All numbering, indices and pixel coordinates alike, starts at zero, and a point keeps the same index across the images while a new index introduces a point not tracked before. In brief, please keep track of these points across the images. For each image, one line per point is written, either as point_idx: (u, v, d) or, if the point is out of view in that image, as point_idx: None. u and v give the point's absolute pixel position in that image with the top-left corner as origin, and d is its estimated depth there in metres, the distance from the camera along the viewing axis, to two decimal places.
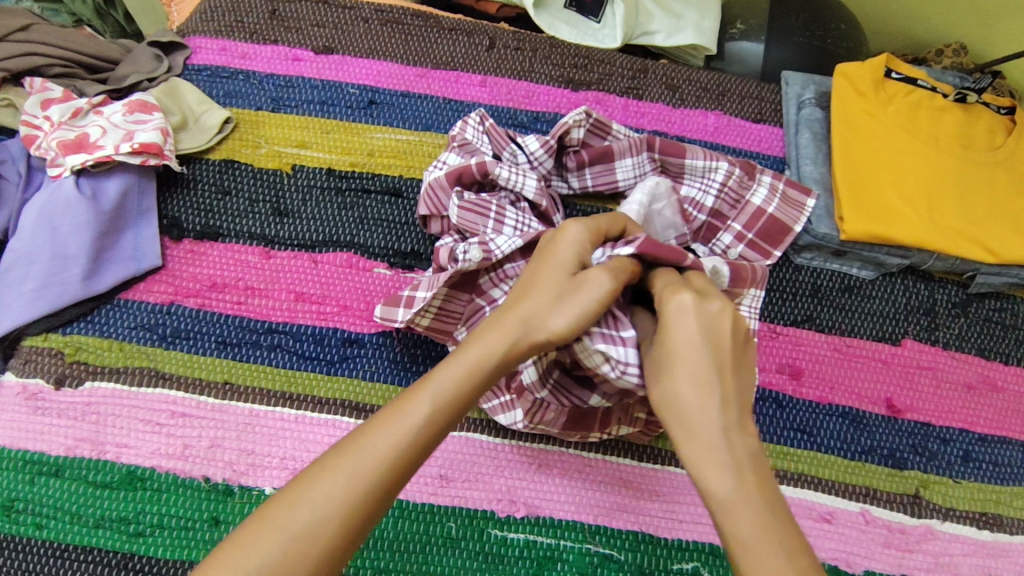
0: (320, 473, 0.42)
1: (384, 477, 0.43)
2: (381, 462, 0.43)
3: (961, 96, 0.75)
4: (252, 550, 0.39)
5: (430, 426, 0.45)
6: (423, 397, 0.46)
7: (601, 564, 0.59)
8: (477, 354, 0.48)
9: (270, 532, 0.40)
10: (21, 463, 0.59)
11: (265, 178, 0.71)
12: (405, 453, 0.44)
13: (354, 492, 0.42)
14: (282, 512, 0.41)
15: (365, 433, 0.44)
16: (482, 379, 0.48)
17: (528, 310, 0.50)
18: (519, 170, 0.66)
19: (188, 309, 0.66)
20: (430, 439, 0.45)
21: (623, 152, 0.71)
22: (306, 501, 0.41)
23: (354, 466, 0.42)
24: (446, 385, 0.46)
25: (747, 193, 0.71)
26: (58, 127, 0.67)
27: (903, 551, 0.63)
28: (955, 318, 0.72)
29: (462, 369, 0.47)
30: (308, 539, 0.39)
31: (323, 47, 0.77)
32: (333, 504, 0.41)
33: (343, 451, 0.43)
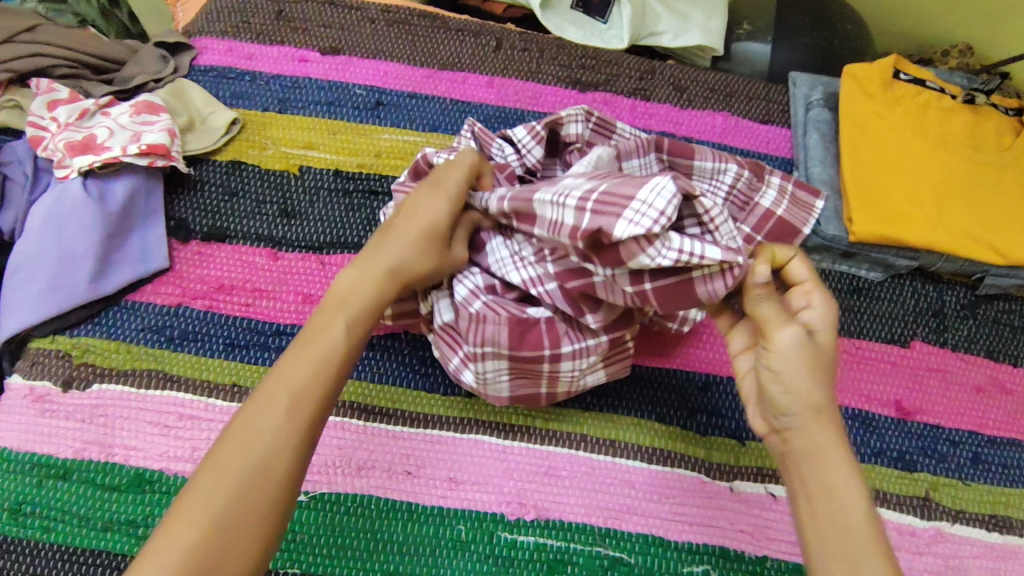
0: (259, 409, 0.44)
1: (323, 395, 0.46)
2: (318, 391, 0.46)
3: (969, 97, 0.75)
4: (217, 482, 0.42)
5: (347, 352, 0.48)
6: (337, 326, 0.49)
7: (612, 566, 0.59)
8: (370, 290, 0.51)
9: (234, 470, 0.42)
10: (29, 466, 0.59)
11: (272, 179, 0.71)
12: (330, 380, 0.47)
13: (295, 418, 0.45)
14: (233, 453, 0.43)
15: (288, 368, 0.46)
16: (381, 304, 0.52)
17: (405, 253, 0.53)
18: (456, 158, 0.61)
19: (196, 310, 0.65)
20: (353, 356, 0.49)
21: (629, 152, 0.67)
22: (254, 440, 0.43)
23: (291, 401, 0.45)
24: (352, 317, 0.50)
25: (757, 195, 0.70)
26: (65, 128, 0.66)
27: (914, 554, 0.62)
28: (964, 319, 0.72)
29: (354, 307, 0.50)
30: (265, 471, 0.43)
31: (330, 47, 0.77)
32: (280, 432, 0.44)
33: (275, 387, 0.45)
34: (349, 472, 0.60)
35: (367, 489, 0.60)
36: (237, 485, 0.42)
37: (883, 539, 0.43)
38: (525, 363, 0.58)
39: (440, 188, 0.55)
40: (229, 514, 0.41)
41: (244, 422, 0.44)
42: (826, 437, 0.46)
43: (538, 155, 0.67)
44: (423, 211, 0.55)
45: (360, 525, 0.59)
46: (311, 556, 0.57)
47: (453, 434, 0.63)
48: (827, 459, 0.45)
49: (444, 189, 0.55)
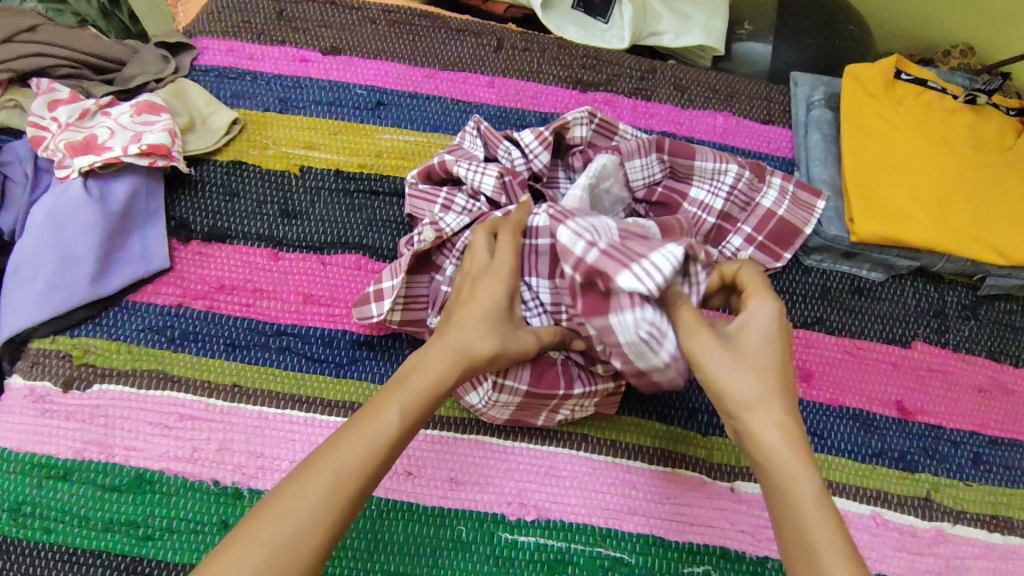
0: (299, 486, 0.42)
1: (362, 483, 0.43)
2: (362, 469, 0.44)
3: (971, 97, 0.75)
4: (244, 560, 0.39)
5: (399, 437, 0.46)
6: (392, 406, 0.46)
7: (613, 567, 0.59)
8: (432, 373, 0.49)
9: (261, 545, 0.39)
10: (30, 467, 0.59)
11: (273, 180, 0.71)
12: (379, 462, 0.44)
13: (333, 497, 0.42)
14: (267, 523, 0.40)
15: (338, 445, 0.44)
16: (440, 389, 0.49)
17: (466, 335, 0.51)
18: (478, 166, 0.64)
19: (196, 311, 0.65)
20: (400, 444, 0.46)
21: (632, 153, 0.69)
22: (290, 514, 0.41)
23: (332, 479, 0.42)
24: (411, 399, 0.47)
25: (757, 196, 0.71)
26: (66, 128, 0.66)
27: (915, 554, 0.62)
28: (965, 320, 0.72)
29: (418, 387, 0.48)
30: (295, 549, 0.40)
31: (330, 47, 0.77)
32: (316, 515, 0.41)
33: (318, 463, 0.43)
34: None
35: None
36: (262, 562, 0.39)
37: (846, 540, 0.41)
38: (535, 398, 0.59)
39: (496, 272, 0.55)
40: None
41: (282, 496, 0.42)
42: (768, 435, 0.45)
43: (544, 160, 0.68)
44: (487, 296, 0.53)
45: (361, 526, 0.59)
46: None
47: (454, 435, 0.63)
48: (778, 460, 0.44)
49: (495, 268, 0.55)
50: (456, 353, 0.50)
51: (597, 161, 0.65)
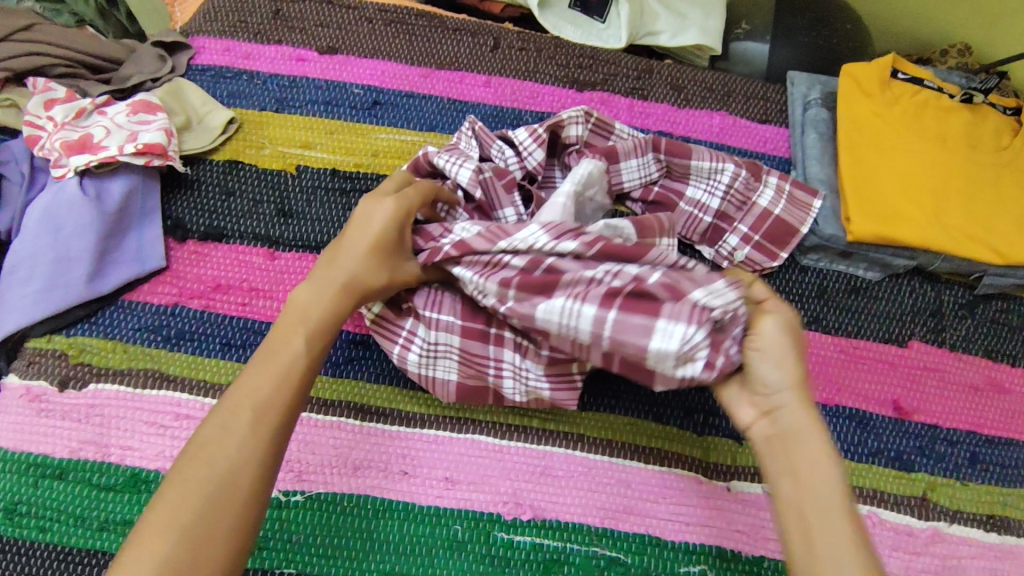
0: (222, 421, 0.44)
1: (288, 402, 0.46)
2: (282, 394, 0.46)
3: (968, 97, 0.75)
4: (185, 493, 0.41)
5: (308, 362, 0.49)
6: (298, 336, 0.49)
7: (609, 567, 0.59)
8: (328, 301, 0.51)
9: (198, 479, 0.41)
10: (24, 466, 0.59)
11: (269, 179, 0.71)
12: (296, 385, 0.47)
13: (259, 427, 0.44)
14: (195, 466, 0.42)
15: (250, 379, 0.46)
16: (340, 316, 0.52)
17: (357, 265, 0.54)
18: (458, 160, 0.64)
19: (192, 310, 0.65)
20: (313, 367, 0.49)
21: (628, 153, 0.70)
22: (216, 451, 0.43)
23: (255, 405, 0.45)
24: (314, 326, 0.50)
25: (754, 195, 0.71)
26: (62, 127, 0.66)
27: (912, 554, 0.62)
28: (962, 319, 0.72)
29: (317, 319, 0.51)
30: (229, 480, 0.42)
31: (327, 46, 0.77)
32: (245, 440, 0.44)
33: (237, 399, 0.45)
34: (346, 472, 0.60)
35: (363, 489, 0.60)
36: (206, 493, 0.41)
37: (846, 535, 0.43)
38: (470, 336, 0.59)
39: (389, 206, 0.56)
40: (195, 530, 0.40)
41: (209, 437, 0.43)
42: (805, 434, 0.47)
43: (539, 158, 0.68)
44: (375, 224, 0.55)
45: (356, 525, 0.59)
46: (307, 555, 0.57)
47: (449, 434, 0.63)
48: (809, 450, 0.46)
49: (387, 203, 0.56)
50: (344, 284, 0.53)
51: (584, 167, 0.64)
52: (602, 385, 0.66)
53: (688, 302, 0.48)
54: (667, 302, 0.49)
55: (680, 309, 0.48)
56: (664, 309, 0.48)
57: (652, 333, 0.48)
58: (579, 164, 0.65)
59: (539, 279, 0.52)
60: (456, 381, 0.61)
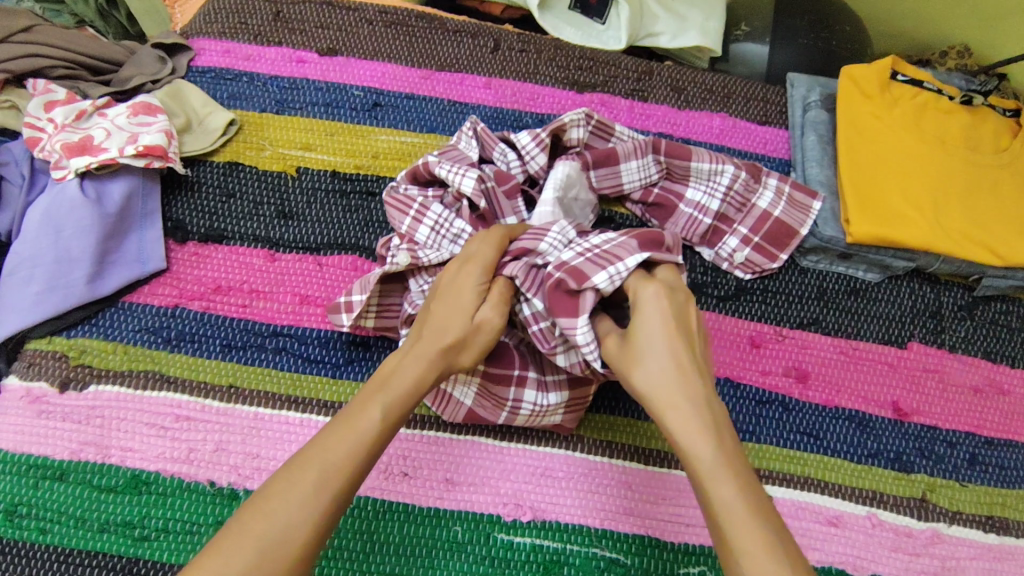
0: (284, 485, 0.43)
1: (352, 479, 0.45)
2: (346, 465, 0.45)
3: (967, 99, 0.75)
4: (232, 554, 0.39)
5: (382, 434, 0.47)
6: (376, 403, 0.48)
7: (608, 568, 0.59)
8: (412, 372, 0.50)
9: (252, 540, 0.40)
10: (25, 467, 0.59)
11: (269, 180, 0.71)
12: (365, 458, 0.46)
13: (322, 494, 0.43)
14: (255, 522, 0.41)
15: (323, 444, 0.45)
16: (420, 390, 0.50)
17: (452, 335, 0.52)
18: (460, 169, 0.63)
19: (192, 311, 0.65)
20: (385, 440, 0.48)
21: (628, 155, 0.70)
22: (278, 512, 0.41)
23: (320, 476, 0.43)
24: (393, 398, 0.48)
25: (753, 196, 0.71)
26: (62, 129, 0.66)
27: (911, 555, 0.62)
28: (961, 320, 0.72)
29: (398, 389, 0.49)
30: (281, 546, 0.40)
31: (327, 48, 0.77)
32: (308, 505, 0.42)
33: (304, 464, 0.44)
34: None
35: (364, 490, 0.60)
36: (248, 560, 0.39)
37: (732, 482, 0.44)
38: (493, 379, 0.60)
39: (467, 266, 0.55)
40: None
41: (269, 499, 0.42)
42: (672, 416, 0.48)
43: (541, 163, 0.68)
44: (461, 289, 0.54)
45: (356, 526, 0.59)
46: None
47: (449, 436, 0.63)
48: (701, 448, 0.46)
49: (462, 265, 0.55)
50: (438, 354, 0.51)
51: (560, 169, 0.66)
52: (601, 386, 0.66)
53: (590, 288, 0.52)
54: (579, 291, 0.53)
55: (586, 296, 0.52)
56: (578, 301, 0.53)
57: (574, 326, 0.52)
58: (556, 168, 0.66)
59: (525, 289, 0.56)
60: (470, 406, 0.60)
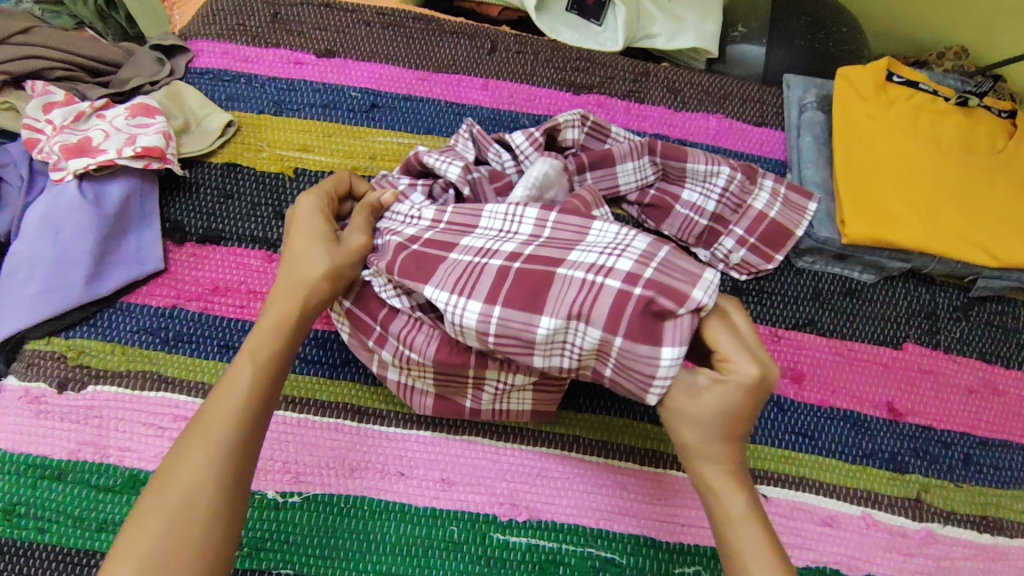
0: (176, 462, 0.46)
1: (240, 430, 0.47)
2: (229, 421, 0.47)
3: (962, 100, 0.75)
4: (141, 534, 0.43)
5: (257, 382, 0.50)
6: (244, 367, 0.50)
7: (604, 567, 0.59)
8: (278, 314, 0.54)
9: (158, 513, 0.43)
10: (24, 468, 0.59)
11: (267, 182, 0.71)
12: (249, 406, 0.49)
13: (214, 451, 0.46)
14: (153, 498, 0.44)
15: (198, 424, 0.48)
16: (292, 327, 0.53)
17: (302, 269, 0.55)
18: (447, 158, 0.65)
19: (190, 312, 0.66)
20: (266, 390, 0.50)
21: (623, 156, 0.69)
22: (175, 480, 0.45)
23: (205, 436, 0.47)
24: (258, 346, 0.52)
25: (749, 198, 0.71)
26: (61, 130, 0.67)
27: (905, 555, 0.63)
28: (956, 321, 0.72)
29: (268, 333, 0.52)
30: (184, 507, 0.44)
31: (325, 50, 0.78)
32: (198, 466, 0.45)
33: (187, 443, 0.46)
34: (343, 473, 0.61)
35: (360, 490, 0.60)
36: (159, 531, 0.43)
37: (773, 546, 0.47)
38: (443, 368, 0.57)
39: (300, 228, 0.58)
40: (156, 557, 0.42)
41: (163, 481, 0.45)
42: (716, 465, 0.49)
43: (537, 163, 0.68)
44: (302, 229, 0.58)
45: (352, 526, 0.59)
46: (303, 556, 0.58)
47: (445, 436, 0.63)
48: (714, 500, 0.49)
49: (298, 227, 0.58)
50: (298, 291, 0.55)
51: (539, 168, 0.63)
52: (595, 385, 0.66)
53: (688, 310, 0.48)
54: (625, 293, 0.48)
55: (681, 321, 0.48)
56: (666, 329, 0.48)
57: (658, 358, 0.48)
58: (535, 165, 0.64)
59: (487, 285, 0.52)
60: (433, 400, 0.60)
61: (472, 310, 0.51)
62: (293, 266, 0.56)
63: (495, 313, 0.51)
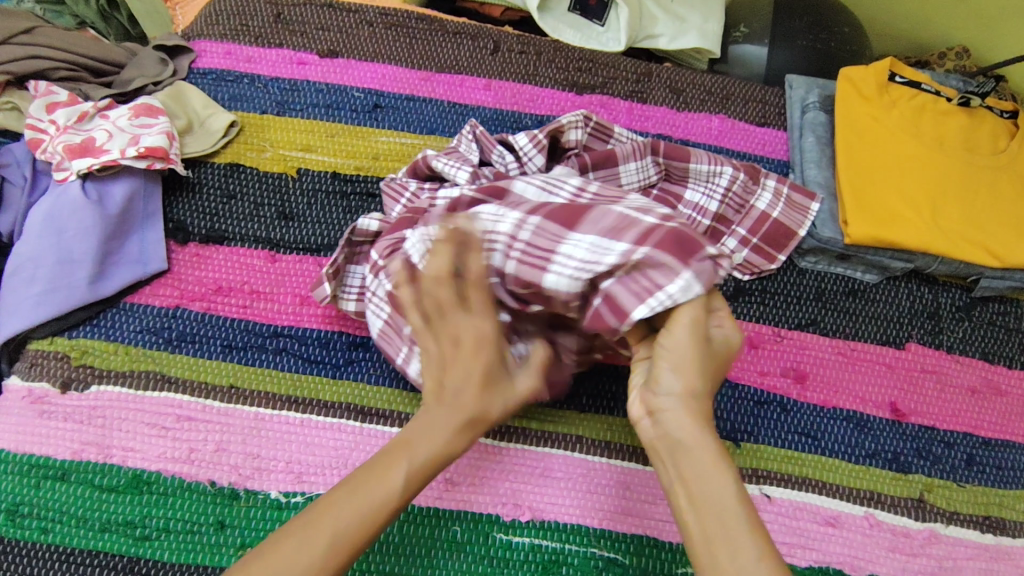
0: (303, 531, 0.43)
1: (371, 531, 0.45)
2: (365, 522, 0.45)
3: (965, 100, 0.76)
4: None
5: (403, 497, 0.46)
6: (402, 468, 0.47)
7: (607, 568, 0.59)
8: (440, 439, 0.49)
9: None
10: (27, 467, 0.59)
11: (270, 182, 0.71)
12: (387, 518, 0.46)
13: (342, 548, 0.43)
14: (269, 564, 0.42)
15: (337, 501, 0.45)
16: (446, 458, 0.49)
17: (480, 338, 0.50)
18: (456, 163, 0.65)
19: (193, 312, 0.66)
20: (405, 504, 0.47)
21: (627, 157, 0.68)
22: (291, 559, 0.42)
23: (337, 530, 0.44)
24: (417, 460, 0.47)
25: (752, 198, 0.71)
26: (64, 130, 0.67)
27: (909, 555, 0.63)
28: (959, 321, 0.72)
29: (423, 455, 0.48)
30: None
31: (328, 50, 0.78)
32: (322, 559, 0.43)
33: (319, 521, 0.44)
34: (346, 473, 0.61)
35: None
36: None
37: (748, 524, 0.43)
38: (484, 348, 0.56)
39: (461, 298, 0.50)
40: None
41: (282, 551, 0.42)
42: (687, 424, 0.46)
43: (539, 163, 0.68)
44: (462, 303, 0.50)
45: None
46: None
47: None
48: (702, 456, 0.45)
49: (426, 279, 0.51)
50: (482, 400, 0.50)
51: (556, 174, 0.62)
52: (598, 384, 0.66)
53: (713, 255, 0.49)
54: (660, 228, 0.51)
55: (705, 264, 0.48)
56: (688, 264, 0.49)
57: (673, 275, 0.48)
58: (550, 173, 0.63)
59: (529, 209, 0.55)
60: None
61: (512, 217, 0.54)
62: (459, 355, 0.50)
63: (530, 223, 0.54)
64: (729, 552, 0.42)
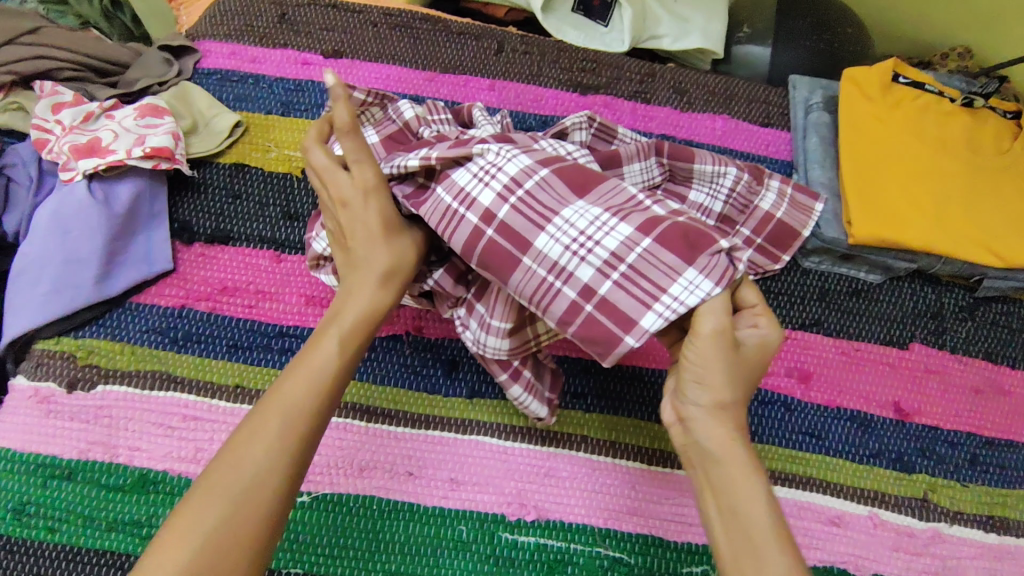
0: (254, 429, 0.44)
1: (323, 397, 0.46)
2: (312, 396, 0.46)
3: (968, 101, 0.76)
4: (224, 481, 0.41)
5: (341, 367, 0.48)
6: (333, 341, 0.49)
7: (612, 567, 0.59)
8: (365, 305, 0.51)
9: (223, 487, 0.41)
10: (34, 467, 0.60)
11: (275, 182, 0.71)
12: (329, 390, 0.47)
13: (294, 422, 0.45)
14: (227, 468, 0.42)
15: (281, 387, 0.46)
16: (377, 314, 0.52)
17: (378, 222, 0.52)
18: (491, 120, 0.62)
19: (199, 312, 0.66)
20: (345, 375, 0.49)
21: (631, 157, 0.66)
22: (245, 454, 0.43)
23: (286, 414, 0.45)
24: (347, 329, 0.50)
25: (756, 198, 0.70)
26: (70, 131, 0.67)
27: (913, 554, 0.63)
28: (962, 321, 0.72)
29: (351, 320, 0.50)
30: (257, 483, 0.42)
31: (333, 51, 0.78)
32: (275, 440, 0.44)
33: (271, 401, 0.45)
34: (352, 473, 0.61)
35: (369, 490, 0.60)
36: (221, 508, 0.41)
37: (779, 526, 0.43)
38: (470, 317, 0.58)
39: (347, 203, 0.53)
40: (217, 539, 0.40)
41: (235, 453, 0.43)
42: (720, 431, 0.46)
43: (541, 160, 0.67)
44: (356, 203, 0.53)
45: (363, 525, 0.59)
46: (313, 555, 0.58)
47: (454, 435, 0.63)
48: (731, 469, 0.45)
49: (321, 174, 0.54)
50: (394, 271, 0.52)
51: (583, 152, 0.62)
52: (603, 384, 0.66)
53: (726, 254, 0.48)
54: (671, 219, 0.50)
55: (715, 261, 0.47)
56: (694, 257, 0.47)
57: (676, 275, 0.47)
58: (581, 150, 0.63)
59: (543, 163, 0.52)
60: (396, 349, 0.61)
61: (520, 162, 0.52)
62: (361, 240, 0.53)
63: (539, 174, 0.52)
64: (757, 564, 0.42)
